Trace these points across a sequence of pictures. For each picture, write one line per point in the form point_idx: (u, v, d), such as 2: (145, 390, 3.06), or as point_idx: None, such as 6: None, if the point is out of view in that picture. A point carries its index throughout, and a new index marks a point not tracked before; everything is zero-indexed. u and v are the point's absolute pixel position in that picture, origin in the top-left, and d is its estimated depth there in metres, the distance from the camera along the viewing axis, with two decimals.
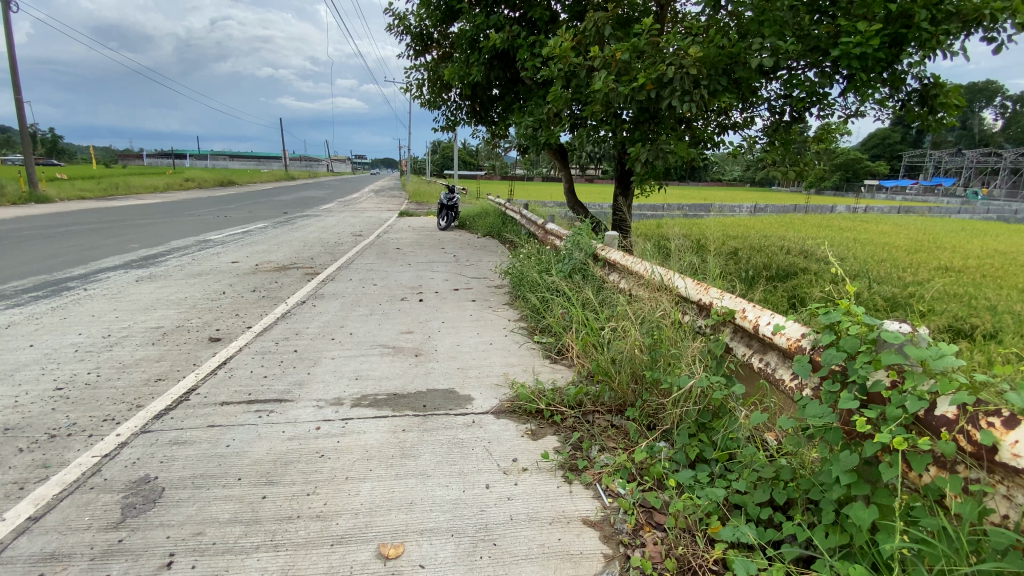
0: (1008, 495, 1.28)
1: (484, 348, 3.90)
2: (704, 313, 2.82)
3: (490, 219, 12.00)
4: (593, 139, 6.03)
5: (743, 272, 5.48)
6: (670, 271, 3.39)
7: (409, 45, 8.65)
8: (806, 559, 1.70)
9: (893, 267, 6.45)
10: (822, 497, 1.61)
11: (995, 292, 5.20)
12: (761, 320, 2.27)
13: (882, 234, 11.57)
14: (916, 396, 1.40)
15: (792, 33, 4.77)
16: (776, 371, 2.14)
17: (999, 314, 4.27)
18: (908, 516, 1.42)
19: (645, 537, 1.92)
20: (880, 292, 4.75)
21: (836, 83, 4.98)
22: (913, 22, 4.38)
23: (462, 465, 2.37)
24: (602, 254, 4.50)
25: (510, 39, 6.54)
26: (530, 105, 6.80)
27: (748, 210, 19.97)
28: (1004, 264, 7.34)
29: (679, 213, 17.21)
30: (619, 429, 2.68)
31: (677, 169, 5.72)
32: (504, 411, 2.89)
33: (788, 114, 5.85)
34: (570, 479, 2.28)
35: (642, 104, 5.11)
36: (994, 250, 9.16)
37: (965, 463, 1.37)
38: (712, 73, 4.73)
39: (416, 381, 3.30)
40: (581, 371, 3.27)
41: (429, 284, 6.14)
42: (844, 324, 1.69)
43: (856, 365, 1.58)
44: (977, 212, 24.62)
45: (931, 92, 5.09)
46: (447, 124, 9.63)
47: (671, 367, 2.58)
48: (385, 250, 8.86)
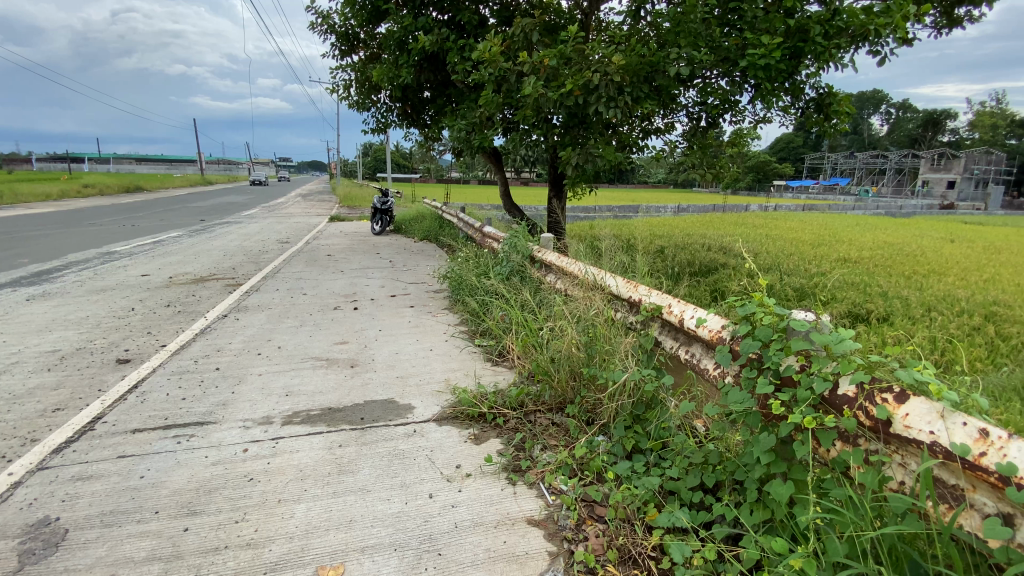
0: (903, 463, 1.43)
1: (423, 354, 3.84)
2: (634, 310, 2.94)
3: (426, 223, 11.83)
4: (526, 144, 6.11)
5: (669, 269, 5.78)
6: (601, 271, 3.50)
7: (333, 44, 8.34)
8: (734, 537, 1.82)
9: (800, 260, 7.06)
10: (746, 477, 1.74)
11: (885, 280, 5.81)
12: (685, 314, 2.39)
13: (791, 230, 12.57)
14: (822, 377, 1.54)
15: (706, 44, 5.07)
16: (701, 361, 2.27)
17: (889, 299, 4.78)
18: (820, 489, 1.56)
19: (587, 531, 1.97)
20: (789, 284, 5.18)
21: (744, 91, 5.37)
22: (809, 37, 4.79)
23: (404, 477, 2.32)
24: (539, 255, 4.56)
25: (439, 42, 6.50)
26: (462, 108, 6.77)
27: (672, 210, 21.11)
28: (890, 255, 8.23)
29: (609, 215, 18.05)
30: (559, 427, 2.73)
31: (606, 172, 5.95)
32: (446, 418, 2.85)
33: (704, 121, 6.28)
34: (513, 481, 2.29)
35: (570, 110, 5.26)
36: (883, 243, 10.23)
37: (865, 436, 1.52)
38: (634, 80, 4.96)
39: (353, 393, 3.18)
40: (522, 372, 3.30)
41: (364, 292, 5.95)
42: (757, 315, 1.82)
43: (770, 353, 1.70)
44: (866, 208, 27.38)
45: (826, 100, 5.63)
46: (377, 126, 9.38)
47: (607, 363, 2.69)
48: (315, 257, 8.49)
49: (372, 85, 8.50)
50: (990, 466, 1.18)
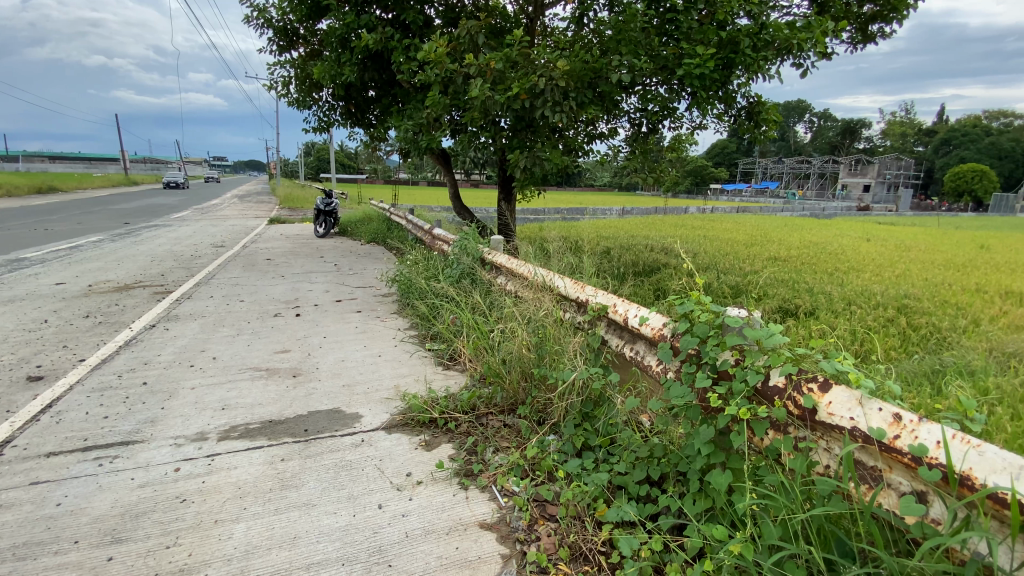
0: (827, 448, 1.54)
1: (371, 361, 3.74)
2: (582, 310, 3.00)
3: (373, 225, 11.55)
4: (474, 146, 6.11)
5: (615, 270, 5.95)
6: (550, 272, 3.54)
7: (271, 39, 7.97)
8: (678, 527, 1.89)
9: (736, 259, 7.46)
10: (688, 468, 1.81)
11: (810, 277, 6.24)
12: (629, 313, 2.47)
13: (727, 231, 13.26)
14: (754, 370, 1.64)
15: (645, 52, 5.26)
16: (645, 358, 2.35)
17: (813, 294, 5.14)
18: (755, 476, 1.65)
19: (539, 531, 1.98)
20: (725, 282, 5.47)
21: (682, 99, 5.61)
22: (739, 49, 5.05)
23: (351, 488, 2.24)
24: (489, 257, 4.57)
25: (383, 41, 6.37)
26: (408, 108, 6.66)
27: (618, 213, 21.73)
28: (815, 253, 8.85)
29: (558, 218, 18.36)
30: (511, 428, 2.74)
31: (553, 174, 6.04)
32: (395, 425, 2.79)
33: (645, 127, 6.52)
34: (465, 486, 2.27)
35: (517, 113, 5.29)
36: (809, 242, 10.99)
37: (794, 424, 1.62)
38: (579, 86, 5.07)
39: (296, 404, 3.05)
40: (473, 375, 3.29)
41: (308, 297, 5.72)
42: (695, 312, 1.91)
43: (707, 348, 1.79)
44: (793, 211, 29.33)
45: (756, 109, 5.99)
46: (319, 125, 9.06)
47: (556, 362, 2.73)
48: (254, 262, 8.08)
49: (313, 83, 8.20)
50: (903, 448, 1.29)
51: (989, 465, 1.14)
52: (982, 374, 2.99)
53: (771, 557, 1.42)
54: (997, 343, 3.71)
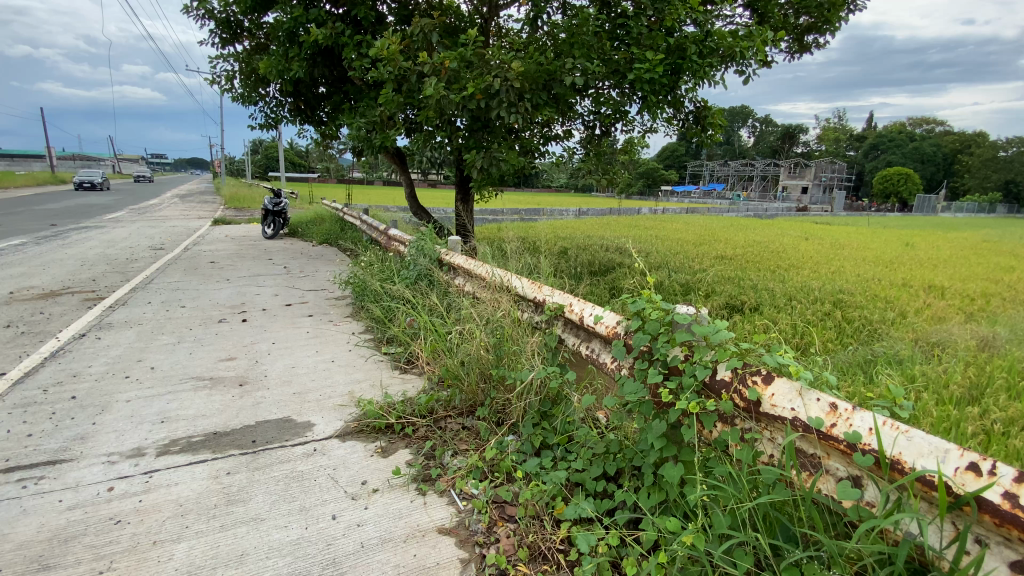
0: (771, 438, 1.62)
1: (324, 366, 3.62)
2: (539, 310, 3.02)
3: (326, 225, 11.20)
4: (430, 145, 6.04)
5: (572, 270, 6.03)
6: (508, 273, 3.55)
7: (213, 30, 7.59)
8: (634, 521, 1.93)
9: (686, 258, 7.74)
10: (643, 462, 1.86)
11: (755, 274, 6.55)
12: (585, 311, 2.51)
13: (678, 230, 13.73)
14: (703, 365, 1.70)
15: (598, 56, 5.35)
16: (600, 356, 2.40)
17: (757, 291, 5.41)
18: (705, 468, 1.70)
19: (498, 532, 1.98)
20: (676, 280, 5.66)
21: (633, 102, 5.76)
22: (686, 55, 5.22)
23: (303, 500, 2.16)
24: (446, 258, 4.53)
25: (334, 36, 6.19)
26: (360, 106, 6.50)
27: (574, 213, 22.07)
28: (759, 252, 9.31)
29: (515, 219, 18.45)
30: (470, 431, 2.72)
31: (510, 175, 6.06)
32: (350, 432, 2.72)
33: (598, 129, 6.64)
34: (423, 491, 2.24)
35: (473, 113, 5.27)
36: (753, 241, 11.54)
37: (740, 416, 1.69)
38: (533, 87, 5.10)
39: (243, 414, 2.91)
40: (431, 378, 3.24)
41: (256, 301, 5.48)
42: (647, 310, 1.96)
43: (658, 345, 1.84)
44: (739, 211, 30.72)
45: (702, 113, 6.23)
46: (267, 122, 8.71)
47: (514, 363, 2.74)
48: (197, 265, 7.66)
49: (259, 78, 7.86)
50: (839, 435, 1.37)
51: (916, 449, 1.22)
52: (908, 363, 3.23)
53: (722, 546, 1.47)
54: (921, 333, 4.02)
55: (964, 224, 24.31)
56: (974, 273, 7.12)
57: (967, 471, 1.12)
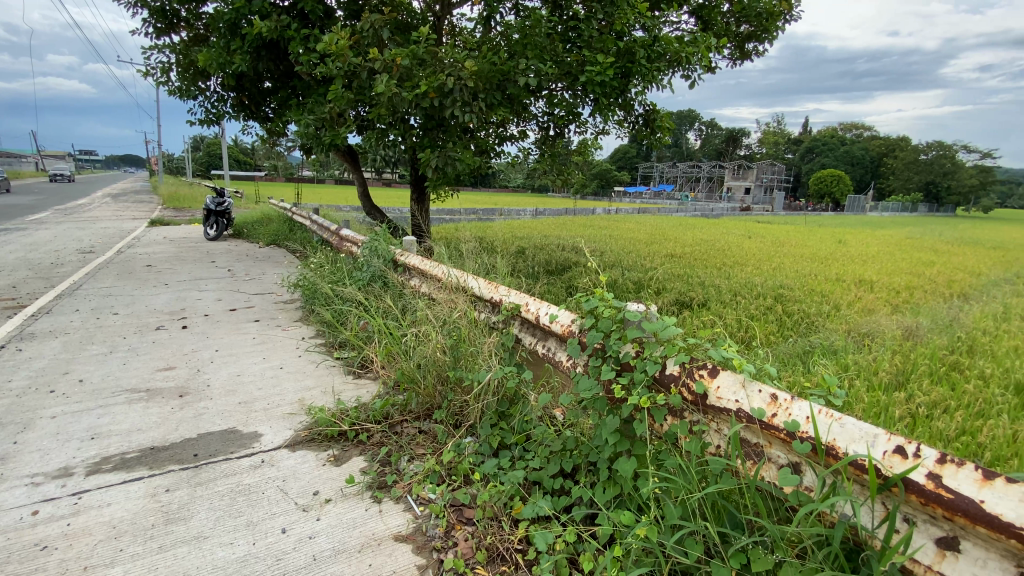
0: (718, 429, 1.68)
1: (272, 374, 3.48)
2: (496, 310, 3.02)
3: (273, 226, 10.75)
4: (383, 143, 5.91)
5: (529, 270, 6.07)
6: (464, 273, 3.52)
7: (146, 19, 7.12)
8: (591, 516, 1.96)
9: (638, 257, 7.95)
10: (598, 458, 1.89)
11: (703, 271, 6.82)
12: (541, 311, 2.52)
13: (631, 230, 14.09)
14: (652, 360, 1.75)
15: (550, 58, 5.41)
16: (556, 355, 2.42)
17: (705, 288, 5.63)
18: (657, 460, 1.75)
19: (457, 536, 1.96)
20: (629, 279, 5.81)
21: (586, 104, 5.86)
22: (635, 59, 5.37)
23: (250, 515, 2.06)
24: (401, 259, 4.44)
25: (279, 29, 5.95)
26: (308, 102, 6.27)
27: (530, 213, 22.22)
28: (707, 250, 9.69)
29: (472, 219, 18.38)
30: (427, 434, 2.68)
31: (465, 174, 6.03)
32: (301, 442, 2.62)
33: (552, 130, 6.71)
34: (378, 499, 2.18)
35: (427, 111, 5.21)
36: (701, 240, 12.01)
37: (689, 409, 1.74)
38: (487, 87, 5.09)
39: (184, 427, 2.75)
40: (386, 382, 3.17)
41: (197, 307, 5.18)
42: (599, 308, 2.00)
43: (611, 342, 1.88)
44: (687, 211, 31.90)
45: (652, 117, 6.42)
46: (207, 117, 8.26)
47: (471, 364, 2.72)
48: (130, 269, 7.16)
49: (199, 71, 7.45)
50: (779, 424, 1.44)
51: (848, 435, 1.30)
52: (841, 353, 3.45)
53: (673, 536, 1.51)
54: (853, 324, 4.30)
55: (888, 223, 26.36)
56: (897, 267, 7.71)
57: (893, 454, 1.20)
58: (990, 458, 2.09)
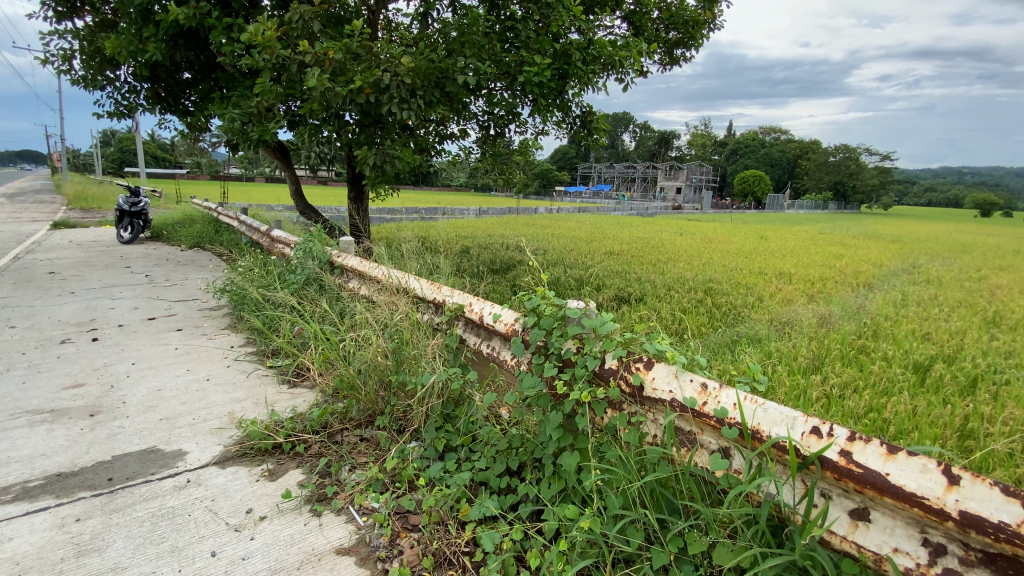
0: (654, 419, 1.75)
1: (198, 386, 3.24)
2: (439, 311, 2.98)
3: (197, 227, 10.03)
4: (316, 140, 5.67)
5: (472, 269, 6.05)
6: (405, 274, 3.45)
7: (41, 0, 6.40)
8: (537, 513, 1.98)
9: (579, 255, 8.15)
10: (542, 454, 1.91)
11: (640, 268, 7.08)
12: (484, 310, 2.52)
13: (573, 229, 14.40)
14: (593, 356, 1.79)
15: (489, 57, 5.41)
16: (500, 354, 2.42)
17: (642, 283, 5.85)
18: (599, 453, 1.79)
19: (402, 544, 1.91)
20: (572, 276, 5.93)
21: (525, 104, 5.92)
22: (571, 61, 5.48)
23: (175, 540, 1.91)
24: (338, 261, 4.29)
25: (198, 17, 5.55)
26: (233, 96, 5.90)
27: (473, 212, 22.15)
28: (644, 247, 10.08)
29: (414, 219, 18.08)
30: (369, 442, 2.60)
31: (405, 173, 5.91)
32: (232, 458, 2.46)
33: (492, 129, 6.72)
34: (318, 512, 2.09)
35: (362, 107, 5.05)
36: (639, 237, 12.48)
37: (627, 401, 1.80)
38: (425, 84, 5.02)
39: (95, 450, 2.51)
40: (325, 390, 3.05)
41: (110, 317, 4.74)
42: (541, 306, 2.02)
43: (553, 339, 1.90)
44: (625, 210, 33.02)
45: (589, 118, 6.58)
46: (117, 110, 7.57)
47: (414, 367, 2.67)
48: (28, 277, 6.43)
49: (107, 60, 6.80)
50: (710, 412, 1.52)
51: (770, 419, 1.39)
52: (765, 342, 3.70)
53: (616, 526, 1.56)
54: (774, 314, 4.62)
55: (803, 220, 28.59)
56: (811, 260, 8.38)
57: (810, 434, 1.30)
58: (893, 432, 2.32)
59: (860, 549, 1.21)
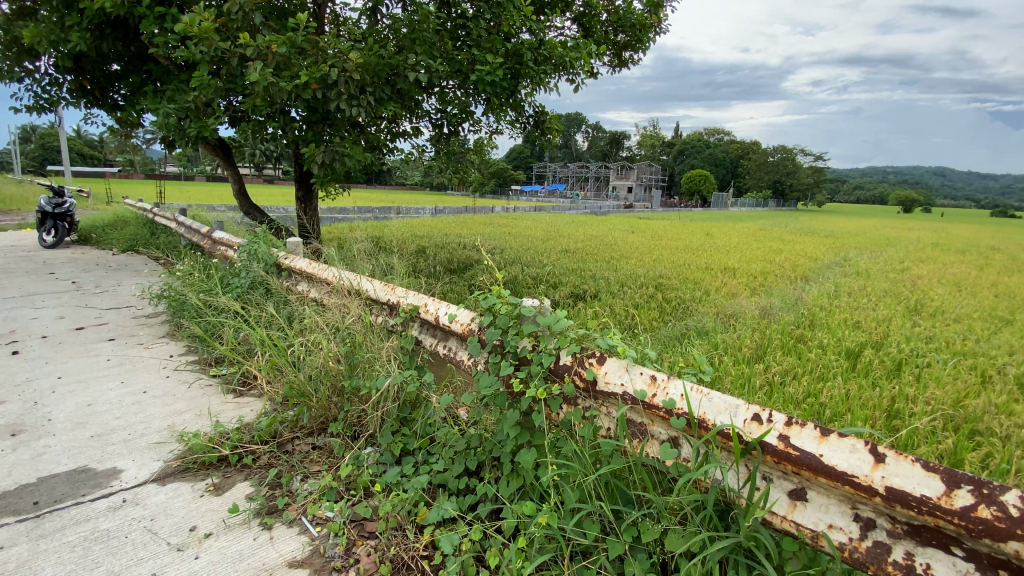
0: (608, 413, 1.78)
1: (134, 399, 3.04)
2: (393, 313, 2.92)
3: (130, 229, 9.40)
4: (260, 137, 5.43)
5: (428, 269, 5.98)
6: (357, 275, 3.36)
7: None
8: (496, 512, 1.98)
9: (535, 253, 8.21)
10: (500, 453, 1.92)
11: (594, 265, 7.23)
12: (440, 311, 2.49)
13: (529, 227, 14.50)
14: (548, 353, 1.81)
15: (440, 55, 5.36)
16: (457, 354, 2.40)
17: (597, 280, 5.97)
18: (556, 449, 1.81)
19: (358, 552, 1.87)
20: (528, 275, 5.96)
21: (477, 103, 5.90)
22: (523, 61, 5.51)
23: (110, 564, 1.78)
24: (286, 263, 4.13)
25: (127, 5, 5.19)
26: (168, 90, 5.56)
27: (429, 211, 21.89)
28: (598, 245, 10.28)
29: (367, 219, 17.68)
30: (322, 450, 2.52)
31: (356, 171, 5.76)
32: (173, 473, 2.32)
33: (446, 128, 6.66)
34: (269, 525, 2.01)
35: (309, 103, 4.89)
36: (593, 235, 12.72)
37: (582, 396, 1.83)
38: (375, 81, 4.90)
39: (16, 472, 2.30)
40: (274, 398, 2.93)
41: (30, 327, 4.37)
42: (496, 305, 2.02)
43: (508, 338, 1.91)
44: (579, 208, 33.56)
45: (541, 118, 6.64)
46: (36, 103, 6.98)
47: (369, 371, 2.61)
48: None
49: (23, 49, 6.26)
50: (659, 403, 1.56)
51: (715, 408, 1.45)
52: (712, 334, 3.87)
53: (573, 519, 1.58)
54: (721, 307, 4.83)
55: (746, 217, 30.05)
56: (754, 255, 8.82)
57: (751, 421, 1.37)
58: (829, 417, 2.47)
59: (798, 527, 1.28)
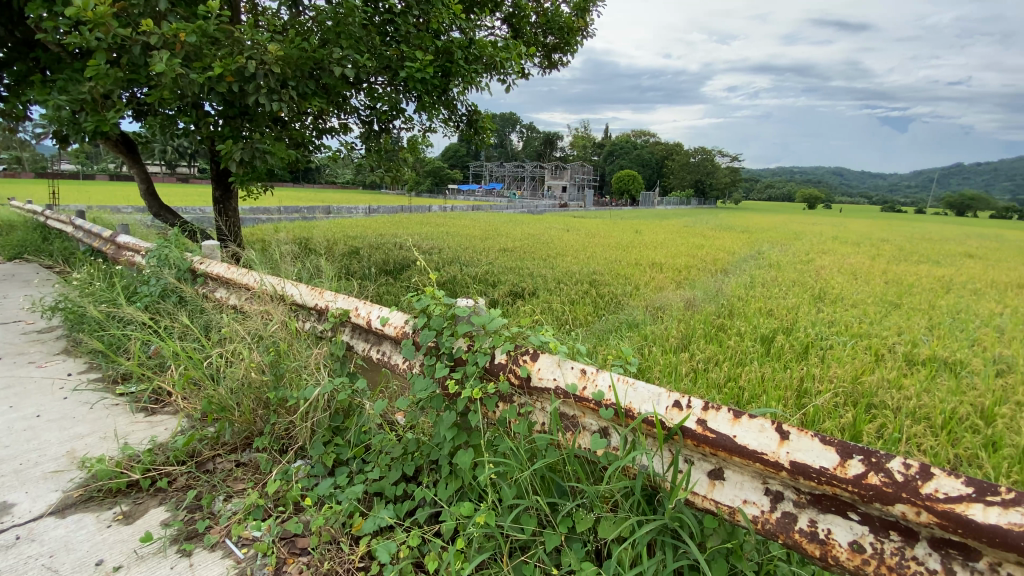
0: (542, 408, 1.82)
1: (23, 425, 2.71)
2: (322, 318, 2.80)
3: (15, 234, 8.36)
4: (170, 132, 5.03)
5: (361, 271, 5.81)
6: (282, 280, 3.19)
7: None
8: (433, 516, 1.96)
9: (472, 252, 8.20)
10: (438, 455, 1.90)
11: (530, 263, 7.34)
12: (372, 314, 2.42)
13: (466, 226, 14.46)
14: (482, 352, 1.81)
15: (368, 50, 5.20)
16: (390, 358, 2.35)
17: (533, 277, 6.06)
18: (492, 448, 1.82)
19: (289, 570, 1.78)
20: (465, 274, 5.94)
21: (408, 100, 5.80)
22: (453, 59, 5.48)
23: None
24: (202, 268, 3.85)
25: None
26: (57, 79, 5.00)
27: (362, 210, 21.23)
28: (534, 243, 10.44)
29: (296, 219, 16.86)
30: (247, 466, 2.38)
31: (280, 169, 5.47)
32: (73, 505, 2.10)
33: (376, 125, 6.48)
34: (189, 551, 1.87)
35: (225, 97, 4.59)
36: (530, 233, 12.90)
37: (516, 394, 1.85)
38: (298, 75, 4.67)
39: None
40: (191, 414, 2.72)
41: None
42: (430, 306, 2.00)
43: (443, 339, 1.89)
44: (516, 207, 33.89)
45: (474, 116, 6.64)
46: None
47: (297, 380, 2.49)
48: None
49: None
50: (589, 396, 1.61)
51: (641, 397, 1.52)
52: (642, 326, 4.05)
53: (510, 515, 1.60)
54: (649, 300, 5.07)
55: (672, 214, 31.66)
56: (680, 250, 9.31)
57: (673, 408, 1.44)
58: (746, 399, 2.67)
59: (717, 504, 1.36)
